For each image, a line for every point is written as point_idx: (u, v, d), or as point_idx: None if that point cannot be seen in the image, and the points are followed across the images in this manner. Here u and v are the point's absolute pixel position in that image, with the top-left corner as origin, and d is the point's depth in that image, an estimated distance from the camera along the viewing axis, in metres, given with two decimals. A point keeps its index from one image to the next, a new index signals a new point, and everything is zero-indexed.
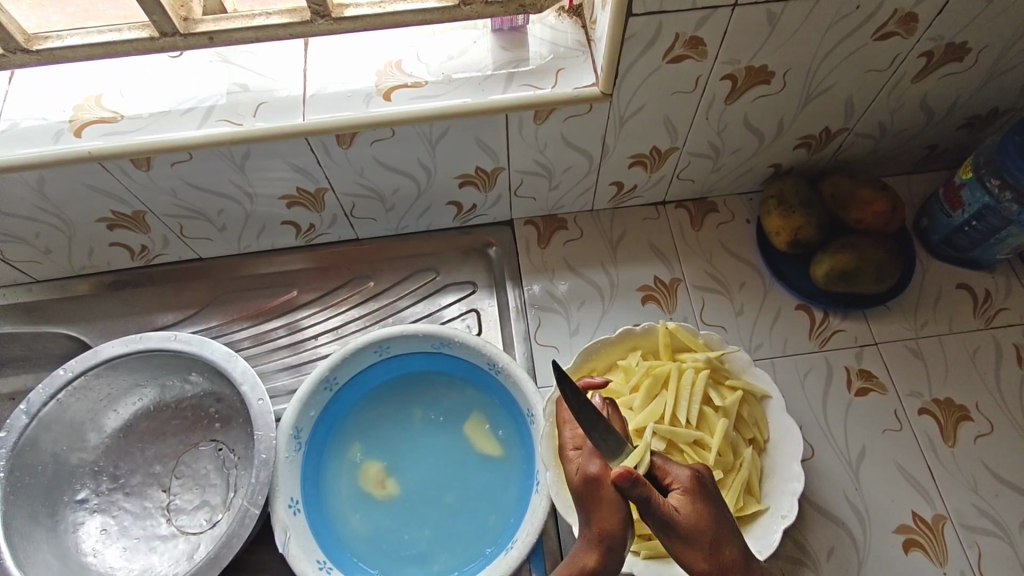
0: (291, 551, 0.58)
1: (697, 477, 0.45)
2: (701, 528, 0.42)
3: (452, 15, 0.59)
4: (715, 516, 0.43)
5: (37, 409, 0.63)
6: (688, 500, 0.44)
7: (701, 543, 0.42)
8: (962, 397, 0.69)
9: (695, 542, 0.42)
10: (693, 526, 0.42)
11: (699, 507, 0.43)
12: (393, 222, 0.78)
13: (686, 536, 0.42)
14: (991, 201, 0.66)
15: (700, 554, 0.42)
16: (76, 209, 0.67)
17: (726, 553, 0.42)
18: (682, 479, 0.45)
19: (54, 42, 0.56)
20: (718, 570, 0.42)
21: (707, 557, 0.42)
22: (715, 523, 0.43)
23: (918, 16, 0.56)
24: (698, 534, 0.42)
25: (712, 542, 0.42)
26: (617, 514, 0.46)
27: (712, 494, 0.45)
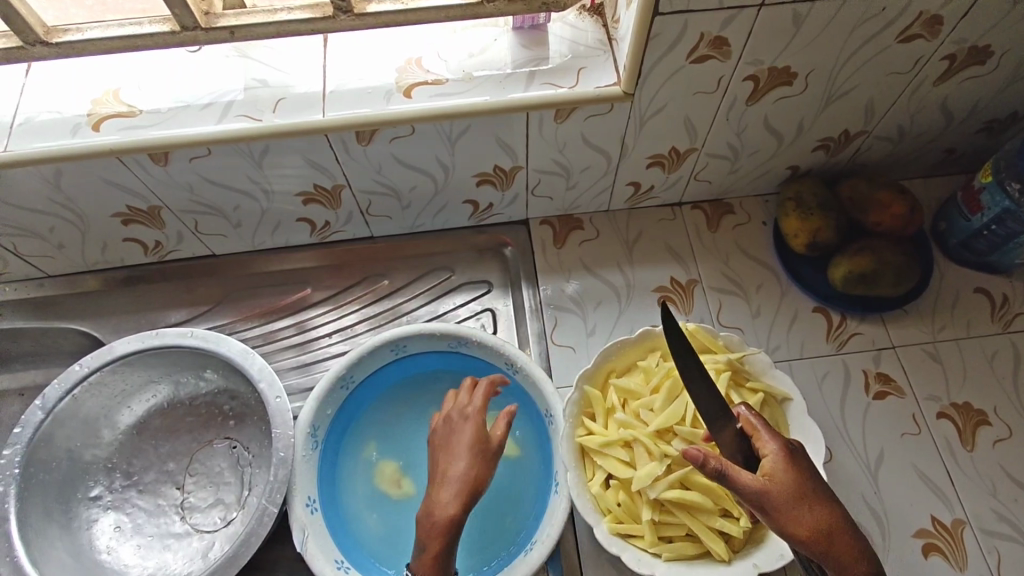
0: (308, 550, 0.57)
1: (788, 446, 0.50)
2: (797, 494, 0.47)
3: (475, 12, 0.59)
4: (809, 483, 0.48)
5: (52, 404, 0.62)
6: (781, 469, 0.48)
7: (799, 510, 0.46)
8: (980, 402, 0.69)
9: (792, 506, 0.46)
10: (791, 493, 0.47)
11: (792, 474, 0.48)
12: (409, 220, 0.78)
13: (785, 504, 0.47)
14: (1012, 205, 0.66)
15: (800, 521, 0.46)
16: (91, 204, 0.67)
17: (824, 520, 0.47)
18: (773, 449, 0.50)
19: (73, 34, 0.56)
20: (818, 536, 0.46)
21: (802, 521, 0.46)
22: (808, 489, 0.48)
23: (943, 19, 0.56)
24: (792, 499, 0.47)
25: (809, 509, 0.47)
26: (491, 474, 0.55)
27: (804, 462, 0.49)
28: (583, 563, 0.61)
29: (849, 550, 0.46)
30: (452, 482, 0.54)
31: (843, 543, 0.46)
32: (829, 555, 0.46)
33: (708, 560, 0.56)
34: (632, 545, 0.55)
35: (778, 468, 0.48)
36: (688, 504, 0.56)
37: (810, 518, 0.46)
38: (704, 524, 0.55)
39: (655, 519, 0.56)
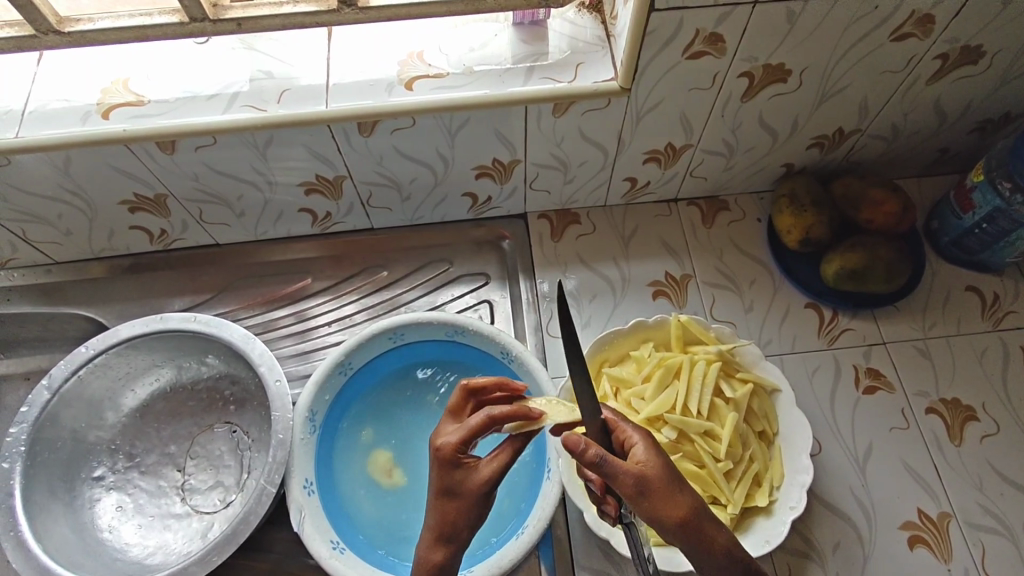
0: (305, 530, 0.59)
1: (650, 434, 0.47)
2: (670, 478, 0.44)
3: (476, 7, 0.60)
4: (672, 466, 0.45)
5: (58, 384, 0.64)
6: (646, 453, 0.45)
7: (670, 494, 0.43)
8: (969, 398, 0.70)
9: (662, 491, 0.43)
10: (660, 478, 0.43)
11: (661, 457, 0.45)
12: (408, 212, 0.79)
13: (664, 486, 0.43)
14: (1002, 203, 0.67)
15: (673, 505, 0.43)
16: (98, 191, 0.68)
17: (693, 499, 0.44)
18: (637, 437, 0.46)
19: (85, 24, 0.57)
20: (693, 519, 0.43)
21: (679, 501, 0.43)
22: (674, 470, 0.45)
23: (935, 18, 0.57)
24: (668, 480, 0.44)
25: (684, 490, 0.44)
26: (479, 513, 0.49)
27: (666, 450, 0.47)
28: (574, 547, 0.62)
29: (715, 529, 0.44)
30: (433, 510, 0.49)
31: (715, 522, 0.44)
32: (698, 535, 0.43)
33: None
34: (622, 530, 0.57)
35: (644, 454, 0.45)
36: None
37: (685, 499, 0.43)
38: None
39: None
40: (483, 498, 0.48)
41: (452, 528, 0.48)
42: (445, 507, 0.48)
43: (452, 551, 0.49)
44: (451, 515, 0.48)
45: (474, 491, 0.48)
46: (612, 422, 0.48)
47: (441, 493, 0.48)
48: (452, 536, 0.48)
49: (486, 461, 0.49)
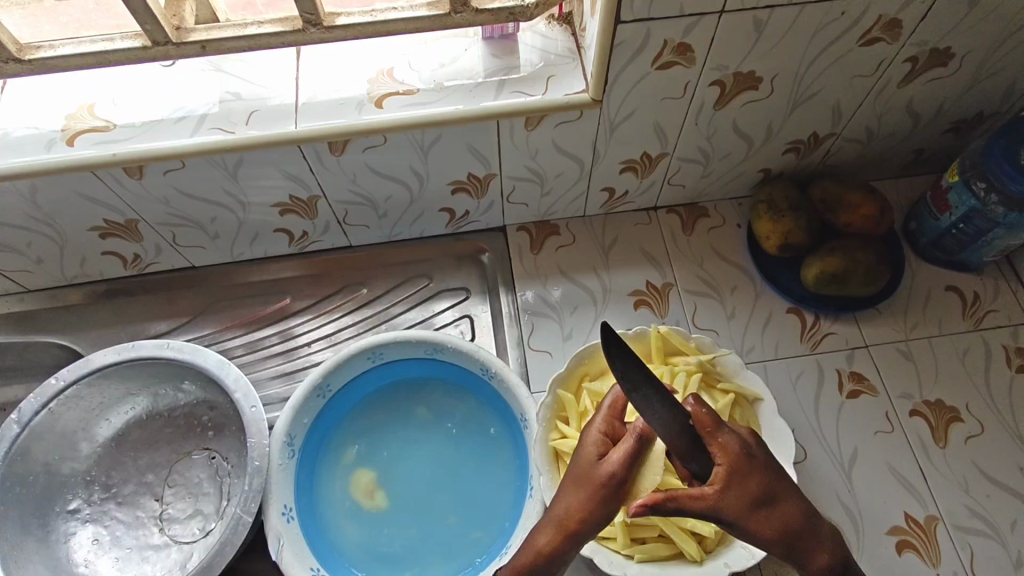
0: (283, 559, 0.58)
1: (743, 447, 0.46)
2: (754, 504, 0.45)
3: (444, 23, 0.59)
4: (767, 483, 0.46)
5: (29, 418, 0.63)
6: (738, 475, 0.45)
7: (764, 515, 0.45)
8: (953, 399, 0.70)
9: (752, 514, 0.45)
10: (744, 502, 0.45)
11: (751, 479, 0.45)
12: (386, 228, 0.78)
13: (745, 515, 0.45)
14: (978, 204, 0.67)
15: (766, 526, 0.45)
16: (68, 218, 0.67)
17: (787, 517, 0.46)
18: (733, 452, 0.46)
19: (46, 51, 0.57)
20: (783, 533, 0.46)
21: (766, 522, 0.45)
22: (769, 489, 0.46)
23: (902, 22, 0.57)
24: (752, 506, 0.45)
25: (772, 510, 0.45)
26: (598, 510, 0.49)
27: (760, 459, 0.47)
28: None
29: (813, 542, 0.47)
30: (567, 499, 0.50)
31: (806, 529, 0.46)
32: (795, 549, 0.46)
33: (682, 560, 0.57)
34: (606, 547, 0.57)
35: (732, 477, 0.45)
36: None
37: (772, 521, 0.45)
38: (676, 525, 0.56)
39: (628, 521, 0.57)
40: (607, 489, 0.49)
41: (579, 526, 0.49)
42: (581, 498, 0.49)
43: (563, 544, 0.50)
44: (584, 508, 0.49)
45: (593, 478, 0.49)
46: (707, 429, 0.46)
47: (584, 483, 0.50)
48: (574, 529, 0.49)
49: (618, 456, 0.49)
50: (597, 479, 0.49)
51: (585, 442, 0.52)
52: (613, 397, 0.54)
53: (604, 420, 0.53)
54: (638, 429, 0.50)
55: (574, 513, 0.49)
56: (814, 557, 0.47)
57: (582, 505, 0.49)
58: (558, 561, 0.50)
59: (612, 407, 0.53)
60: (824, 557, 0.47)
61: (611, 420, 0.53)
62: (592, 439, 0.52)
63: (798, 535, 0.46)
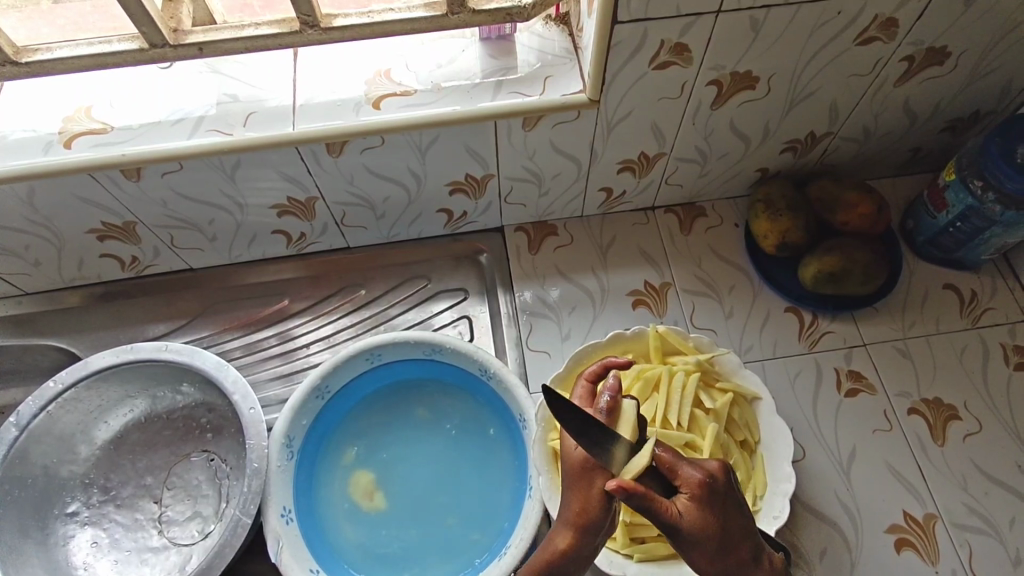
0: (283, 560, 0.58)
1: (707, 482, 0.43)
2: (711, 541, 0.42)
3: (441, 24, 0.59)
4: (725, 523, 0.43)
5: (27, 421, 0.63)
6: (698, 508, 0.42)
7: (716, 554, 0.42)
8: (952, 397, 0.70)
9: (704, 553, 0.42)
10: (701, 538, 0.42)
11: (712, 515, 0.42)
12: (384, 229, 0.78)
13: (699, 548, 0.42)
14: (975, 202, 0.67)
15: (713, 565, 0.43)
16: (65, 221, 0.67)
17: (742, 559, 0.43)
18: (695, 486, 0.43)
19: (43, 54, 0.56)
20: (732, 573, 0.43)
21: (716, 560, 0.42)
22: (728, 529, 0.42)
23: (898, 21, 0.58)
24: (707, 544, 0.42)
25: (727, 550, 0.42)
26: (596, 492, 0.47)
27: (724, 497, 0.43)
28: None
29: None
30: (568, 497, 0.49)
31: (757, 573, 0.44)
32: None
33: (681, 560, 0.57)
34: (605, 547, 0.57)
35: (691, 508, 0.42)
36: None
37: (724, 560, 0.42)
38: None
39: (627, 521, 0.57)
40: (592, 473, 0.48)
41: (589, 516, 0.47)
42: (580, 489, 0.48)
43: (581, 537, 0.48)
44: (588, 498, 0.48)
45: (578, 466, 0.49)
46: (668, 460, 0.44)
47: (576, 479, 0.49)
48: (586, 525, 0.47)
49: None
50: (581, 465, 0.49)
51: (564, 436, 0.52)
52: (583, 387, 0.54)
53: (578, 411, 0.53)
54: (601, 406, 0.48)
55: (574, 503, 0.48)
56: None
57: (580, 494, 0.48)
58: (582, 554, 0.48)
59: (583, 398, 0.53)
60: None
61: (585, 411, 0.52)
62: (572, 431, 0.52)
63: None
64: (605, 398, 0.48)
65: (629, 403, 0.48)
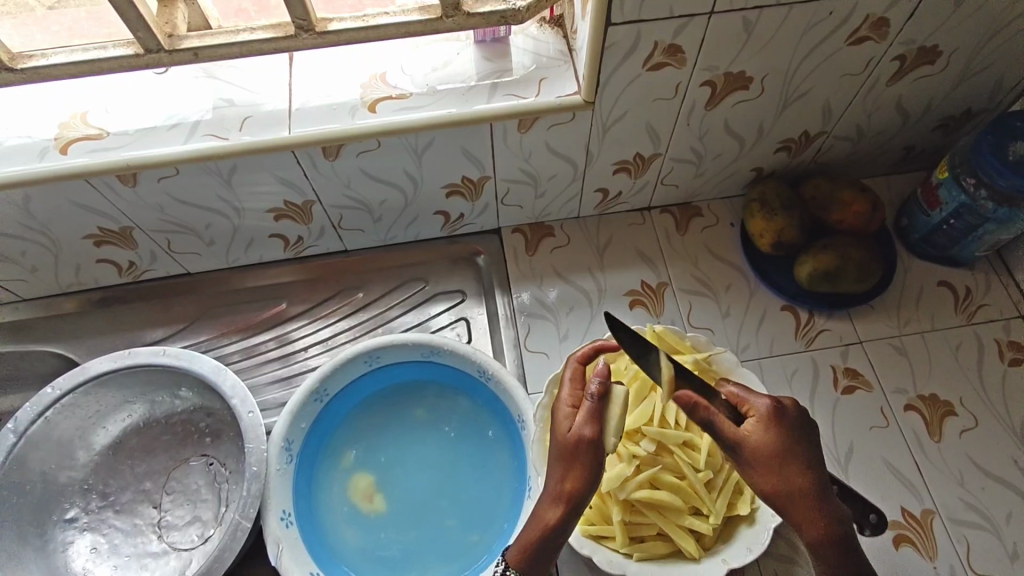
0: (283, 564, 0.59)
1: (775, 409, 0.50)
2: (768, 455, 0.48)
3: (436, 27, 0.59)
4: (789, 448, 0.48)
5: (25, 427, 0.63)
6: (763, 427, 0.49)
7: (773, 470, 0.48)
8: (947, 393, 0.70)
9: (763, 466, 0.48)
10: (760, 450, 0.48)
11: (772, 434, 0.49)
12: (382, 232, 0.79)
13: (756, 461, 0.48)
14: (968, 199, 0.67)
15: (769, 482, 0.48)
16: (61, 227, 0.67)
17: (796, 484, 0.47)
18: (762, 408, 0.50)
19: (38, 60, 0.56)
20: (784, 495, 0.47)
21: (769, 477, 0.48)
22: (786, 454, 0.48)
23: (889, 21, 0.58)
24: (763, 458, 0.48)
25: (781, 469, 0.48)
26: (586, 472, 0.49)
27: (791, 426, 0.49)
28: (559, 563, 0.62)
29: (808, 516, 0.47)
30: (556, 475, 0.51)
31: (811, 505, 0.47)
32: (788, 513, 0.48)
33: (680, 559, 0.57)
34: (604, 547, 0.57)
35: (756, 425, 0.49)
36: (657, 503, 0.57)
37: (779, 479, 0.47)
38: (677, 524, 0.57)
39: (626, 520, 0.57)
40: (582, 455, 0.50)
41: (575, 494, 0.49)
42: (570, 468, 0.50)
43: (566, 513, 0.50)
44: (575, 476, 0.50)
45: (568, 446, 0.50)
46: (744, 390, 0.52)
47: (565, 459, 0.50)
48: (572, 500, 0.50)
49: (583, 420, 0.51)
50: (570, 446, 0.50)
51: (555, 417, 0.54)
52: (573, 368, 0.57)
53: (570, 393, 0.55)
54: (591, 392, 0.51)
55: (564, 482, 0.50)
56: (807, 529, 0.47)
57: (569, 471, 0.50)
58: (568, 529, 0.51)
59: (573, 379, 0.56)
60: (816, 534, 0.47)
61: (576, 391, 0.55)
62: (563, 411, 0.54)
63: (802, 506, 0.47)
64: (596, 383, 0.51)
65: (618, 387, 0.51)
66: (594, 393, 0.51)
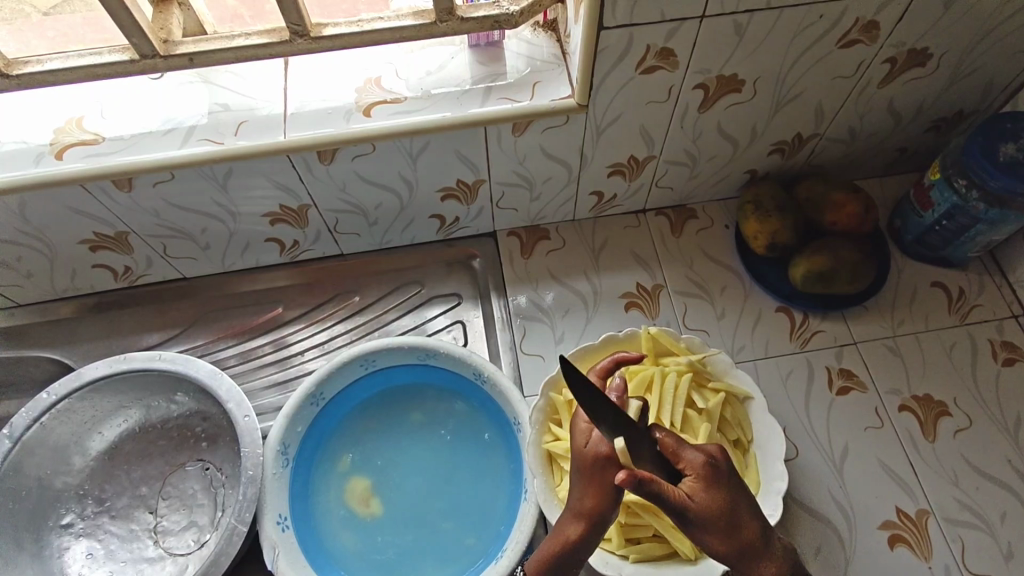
0: (280, 567, 0.59)
1: (711, 462, 0.46)
2: (716, 516, 0.44)
3: (430, 31, 0.60)
4: (733, 499, 0.45)
5: (20, 433, 0.63)
6: (703, 488, 0.45)
7: (722, 530, 0.44)
8: (941, 393, 0.70)
9: (714, 529, 0.44)
10: (710, 512, 0.44)
11: (714, 493, 0.44)
12: (378, 236, 0.79)
13: (707, 527, 0.44)
14: (960, 200, 0.68)
15: (722, 543, 0.44)
16: (57, 232, 0.67)
17: (746, 533, 0.45)
18: (698, 465, 0.46)
19: (33, 66, 0.56)
20: (736, 549, 0.45)
21: (721, 536, 0.44)
22: (732, 506, 0.45)
23: (880, 24, 0.59)
24: (711, 521, 0.44)
25: (731, 525, 0.44)
26: (605, 492, 0.49)
27: (727, 475, 0.46)
28: None
29: (766, 560, 0.46)
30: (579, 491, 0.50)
31: (759, 549, 0.45)
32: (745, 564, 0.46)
33: (676, 560, 0.57)
34: (600, 548, 0.57)
35: (697, 487, 0.45)
36: (654, 505, 0.57)
37: (729, 536, 0.44)
38: (673, 525, 0.57)
39: (622, 522, 0.57)
40: (603, 473, 0.49)
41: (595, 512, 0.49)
42: (591, 486, 0.49)
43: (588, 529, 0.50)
44: (596, 495, 0.49)
45: (588, 463, 0.49)
46: (672, 447, 0.47)
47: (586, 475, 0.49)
48: (593, 518, 0.49)
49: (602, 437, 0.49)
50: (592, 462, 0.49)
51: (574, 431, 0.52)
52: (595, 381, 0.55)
53: None
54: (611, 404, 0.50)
55: (586, 499, 0.49)
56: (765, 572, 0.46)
57: (591, 488, 0.49)
58: (589, 544, 0.50)
59: None
60: (775, 572, 0.46)
61: None
62: (580, 427, 0.52)
63: (753, 553, 0.45)
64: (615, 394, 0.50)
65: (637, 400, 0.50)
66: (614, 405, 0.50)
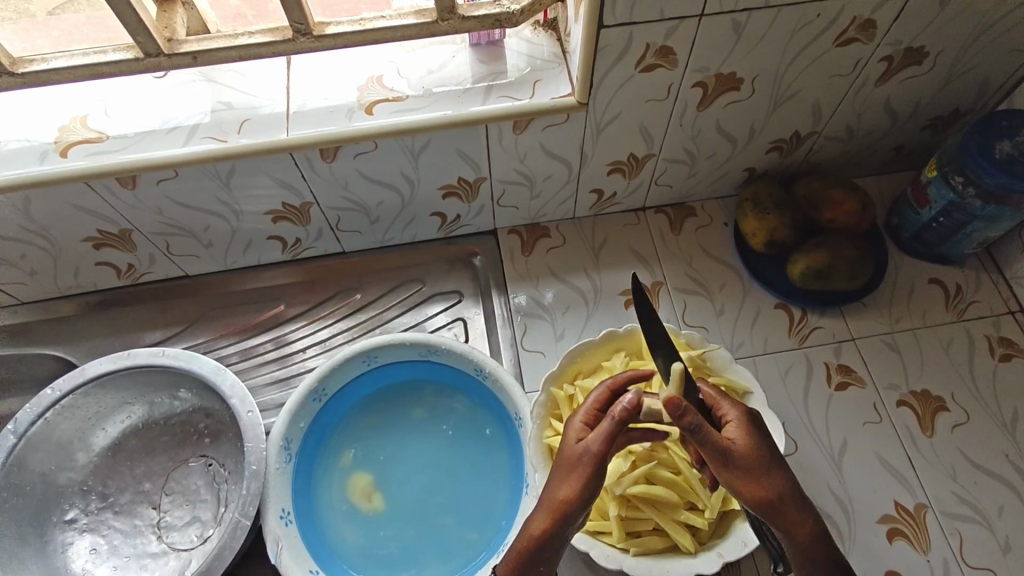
0: (283, 561, 0.59)
1: (747, 414, 0.50)
2: (752, 458, 0.48)
3: (431, 30, 0.60)
4: (768, 449, 0.49)
5: (25, 428, 0.63)
6: (741, 431, 0.49)
7: (756, 475, 0.47)
8: (939, 388, 0.71)
9: (751, 473, 0.47)
10: (745, 454, 0.48)
11: (749, 436, 0.49)
12: (379, 234, 0.79)
13: (742, 468, 0.47)
14: (956, 198, 0.68)
15: (758, 488, 0.47)
16: (60, 230, 0.68)
17: (778, 487, 0.47)
18: (737, 415, 0.50)
19: (38, 65, 0.57)
20: (770, 499, 0.47)
21: (754, 482, 0.47)
22: (766, 455, 0.48)
23: (877, 23, 0.59)
24: (749, 462, 0.47)
25: (763, 472, 0.47)
26: (582, 485, 0.49)
27: (762, 430, 0.50)
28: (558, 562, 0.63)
29: (799, 520, 0.47)
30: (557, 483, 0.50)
31: (795, 505, 0.47)
32: (778, 521, 0.47)
33: (676, 553, 0.58)
34: (602, 542, 0.57)
35: (735, 431, 0.49)
36: (654, 499, 0.58)
37: (763, 483, 0.47)
38: (672, 518, 0.57)
39: (623, 515, 0.58)
40: (587, 468, 0.49)
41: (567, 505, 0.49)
42: (572, 480, 0.49)
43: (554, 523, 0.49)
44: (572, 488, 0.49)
45: (572, 458, 0.50)
46: (712, 400, 0.52)
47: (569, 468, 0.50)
48: (563, 510, 0.49)
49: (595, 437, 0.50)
50: (575, 458, 0.50)
51: (567, 432, 0.53)
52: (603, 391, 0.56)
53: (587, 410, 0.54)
54: (615, 413, 0.49)
55: (559, 491, 0.49)
56: (796, 533, 0.47)
57: (568, 481, 0.49)
58: (555, 542, 0.50)
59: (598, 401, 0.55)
60: (805, 533, 0.47)
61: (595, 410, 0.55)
62: (575, 425, 0.53)
63: (788, 509, 0.47)
64: (620, 407, 0.49)
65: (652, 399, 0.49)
66: (614, 415, 0.49)
